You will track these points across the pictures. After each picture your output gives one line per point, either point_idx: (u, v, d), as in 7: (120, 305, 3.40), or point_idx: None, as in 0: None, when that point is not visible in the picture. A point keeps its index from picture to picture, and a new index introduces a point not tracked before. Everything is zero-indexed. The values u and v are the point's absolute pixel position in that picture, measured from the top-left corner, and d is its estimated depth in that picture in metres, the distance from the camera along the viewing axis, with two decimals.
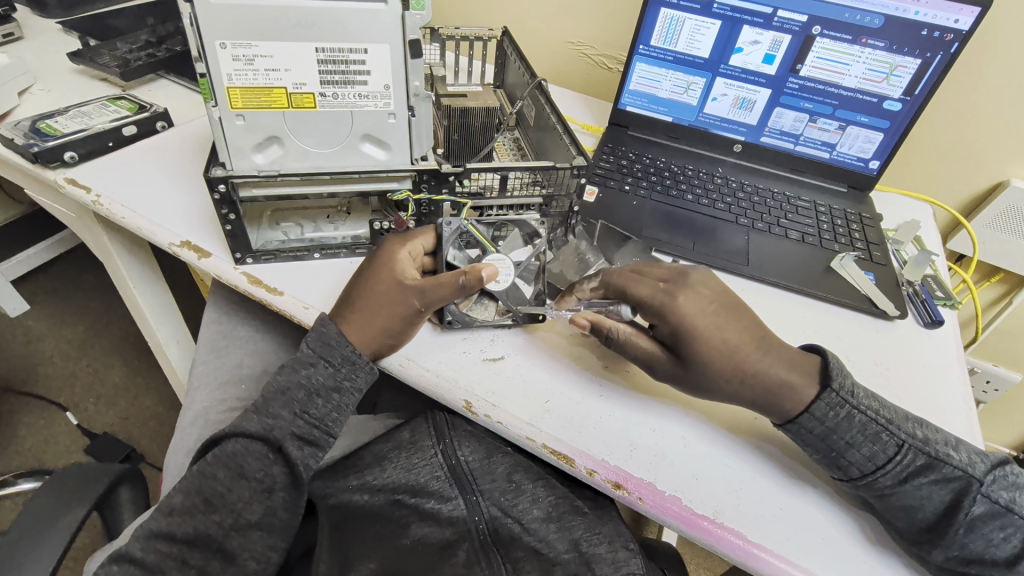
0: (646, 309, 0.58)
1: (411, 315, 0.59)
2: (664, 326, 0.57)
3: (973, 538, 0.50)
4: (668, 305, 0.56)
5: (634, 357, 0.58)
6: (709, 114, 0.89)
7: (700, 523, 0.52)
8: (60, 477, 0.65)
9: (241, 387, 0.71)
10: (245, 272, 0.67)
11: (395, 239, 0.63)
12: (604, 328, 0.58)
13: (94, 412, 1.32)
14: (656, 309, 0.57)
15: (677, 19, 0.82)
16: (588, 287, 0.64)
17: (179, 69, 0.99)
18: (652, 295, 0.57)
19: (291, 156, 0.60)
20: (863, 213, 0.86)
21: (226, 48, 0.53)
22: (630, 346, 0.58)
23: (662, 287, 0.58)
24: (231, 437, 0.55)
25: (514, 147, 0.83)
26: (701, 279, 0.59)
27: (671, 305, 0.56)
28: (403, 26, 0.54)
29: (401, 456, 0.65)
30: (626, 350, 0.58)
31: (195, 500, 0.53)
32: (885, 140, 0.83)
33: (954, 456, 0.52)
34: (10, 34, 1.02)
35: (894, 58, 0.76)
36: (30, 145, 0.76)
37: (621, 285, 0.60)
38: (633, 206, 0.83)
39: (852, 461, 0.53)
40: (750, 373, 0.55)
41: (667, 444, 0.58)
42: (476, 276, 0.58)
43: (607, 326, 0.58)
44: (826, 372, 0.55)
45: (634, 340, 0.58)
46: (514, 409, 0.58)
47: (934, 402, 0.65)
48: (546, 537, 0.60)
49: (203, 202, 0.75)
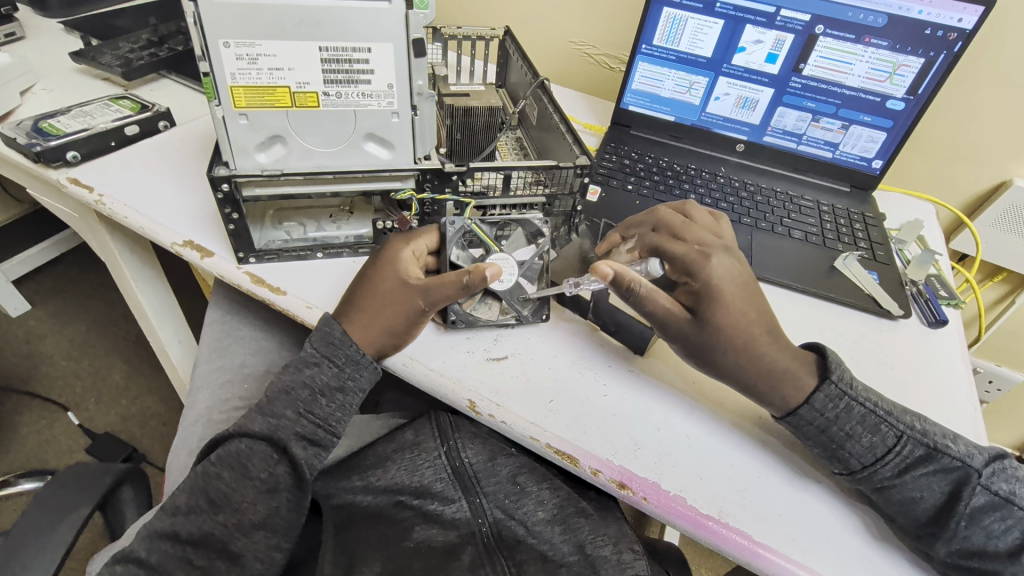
0: (677, 267, 0.59)
1: (415, 314, 0.59)
2: (693, 284, 0.57)
3: (974, 531, 0.50)
4: (700, 264, 0.57)
5: (650, 314, 0.56)
6: (711, 113, 0.88)
7: (706, 523, 0.52)
8: (63, 478, 0.64)
9: (244, 386, 0.70)
10: (248, 271, 0.67)
11: (398, 239, 0.63)
12: (626, 279, 0.56)
13: (95, 413, 1.32)
14: (685, 264, 0.58)
15: (680, 18, 0.82)
16: (626, 248, 0.66)
17: (180, 69, 0.98)
18: (684, 252, 0.58)
19: (294, 155, 0.60)
20: (866, 212, 0.85)
21: (230, 46, 0.53)
22: (650, 302, 0.56)
23: (696, 248, 0.58)
24: (235, 437, 0.55)
25: (517, 147, 0.82)
26: (737, 256, 0.60)
27: (702, 262, 0.57)
28: (406, 26, 0.54)
29: (405, 457, 0.64)
30: (646, 305, 0.56)
31: (200, 499, 0.54)
32: (888, 138, 0.82)
33: (953, 446, 0.52)
34: (11, 33, 1.02)
35: (898, 57, 0.76)
36: (31, 144, 0.76)
37: None
38: (636, 206, 0.83)
39: (852, 453, 0.53)
40: (757, 355, 0.55)
41: (673, 443, 0.57)
42: (480, 276, 0.58)
43: (631, 277, 0.56)
44: (825, 364, 0.56)
45: (654, 296, 0.56)
46: (519, 408, 0.58)
47: (939, 402, 0.65)
48: (550, 539, 0.61)
49: (206, 202, 0.74)
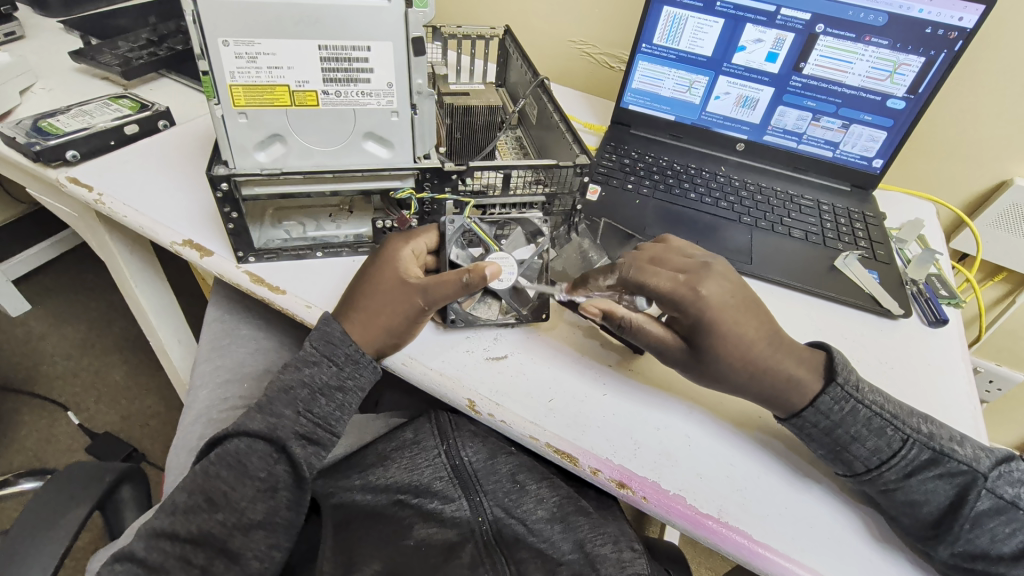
0: (667, 302, 0.56)
1: (414, 313, 0.59)
2: (683, 318, 0.56)
3: (979, 533, 0.50)
4: (700, 279, 0.56)
5: (648, 341, 0.58)
6: (711, 112, 0.88)
7: (705, 522, 0.52)
8: (62, 477, 0.64)
9: (243, 386, 0.70)
10: (247, 270, 0.67)
11: (398, 238, 0.63)
12: (615, 314, 0.58)
13: (95, 412, 1.32)
14: (675, 301, 0.56)
15: (680, 17, 0.82)
16: (604, 280, 0.62)
17: (180, 68, 0.98)
18: (678, 276, 0.57)
19: (293, 153, 0.60)
20: (867, 212, 0.85)
21: (229, 45, 0.53)
22: (642, 333, 0.57)
23: (682, 279, 0.56)
24: (234, 436, 0.55)
25: (516, 145, 0.82)
26: (722, 270, 0.58)
27: (693, 298, 0.55)
28: (406, 24, 0.54)
29: (404, 456, 0.65)
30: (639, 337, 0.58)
31: (198, 499, 0.53)
32: (889, 138, 0.82)
33: (958, 450, 0.52)
34: (11, 33, 1.02)
35: (898, 56, 0.76)
36: (31, 144, 0.76)
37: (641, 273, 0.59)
38: (635, 205, 0.83)
39: (856, 456, 0.53)
40: (759, 361, 0.55)
41: (672, 443, 0.57)
42: (479, 275, 0.58)
43: (619, 313, 0.58)
44: (831, 366, 0.55)
45: (645, 326, 0.57)
46: (519, 408, 0.58)
47: (939, 401, 0.65)
48: (550, 538, 0.60)
49: (205, 201, 0.74)
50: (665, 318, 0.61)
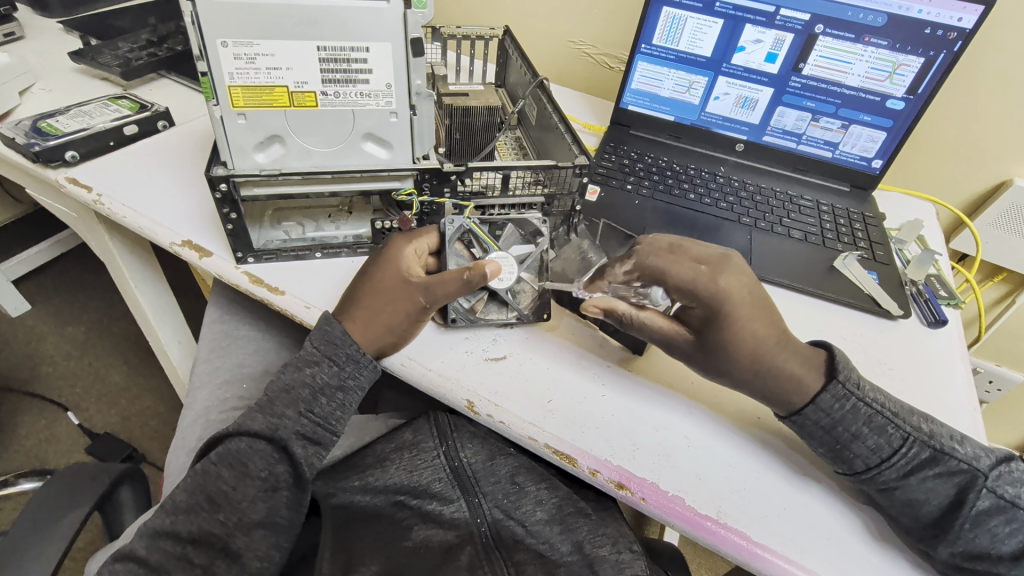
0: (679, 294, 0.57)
1: (417, 311, 0.59)
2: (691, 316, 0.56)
3: (978, 533, 0.50)
4: (705, 285, 0.55)
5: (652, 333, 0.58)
6: (711, 113, 0.88)
7: (704, 523, 0.52)
8: (62, 478, 0.65)
9: (243, 387, 0.70)
10: (245, 271, 0.67)
11: (400, 238, 0.63)
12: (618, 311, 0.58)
13: (96, 412, 1.32)
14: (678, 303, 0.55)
15: (680, 17, 0.82)
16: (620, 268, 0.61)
17: (179, 68, 0.98)
18: (681, 278, 0.56)
19: (292, 155, 0.60)
20: (866, 212, 0.85)
21: (227, 46, 0.53)
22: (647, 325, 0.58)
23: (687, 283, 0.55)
24: (236, 436, 0.55)
25: (516, 146, 0.82)
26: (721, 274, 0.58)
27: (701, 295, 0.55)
28: (404, 25, 0.54)
29: (403, 457, 0.65)
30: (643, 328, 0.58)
31: (199, 498, 0.53)
32: (889, 138, 0.82)
33: (959, 449, 0.52)
34: (11, 33, 1.02)
35: (897, 57, 0.76)
36: (30, 144, 0.76)
37: (658, 268, 0.58)
38: (634, 206, 0.83)
39: (857, 454, 0.53)
40: (759, 363, 0.55)
41: (671, 443, 0.57)
42: (481, 272, 0.59)
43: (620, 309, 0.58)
44: (832, 365, 0.55)
45: (648, 321, 0.58)
46: (518, 409, 0.58)
47: (938, 402, 0.65)
48: (549, 539, 0.60)
49: (203, 202, 0.74)
50: (676, 312, 0.60)
